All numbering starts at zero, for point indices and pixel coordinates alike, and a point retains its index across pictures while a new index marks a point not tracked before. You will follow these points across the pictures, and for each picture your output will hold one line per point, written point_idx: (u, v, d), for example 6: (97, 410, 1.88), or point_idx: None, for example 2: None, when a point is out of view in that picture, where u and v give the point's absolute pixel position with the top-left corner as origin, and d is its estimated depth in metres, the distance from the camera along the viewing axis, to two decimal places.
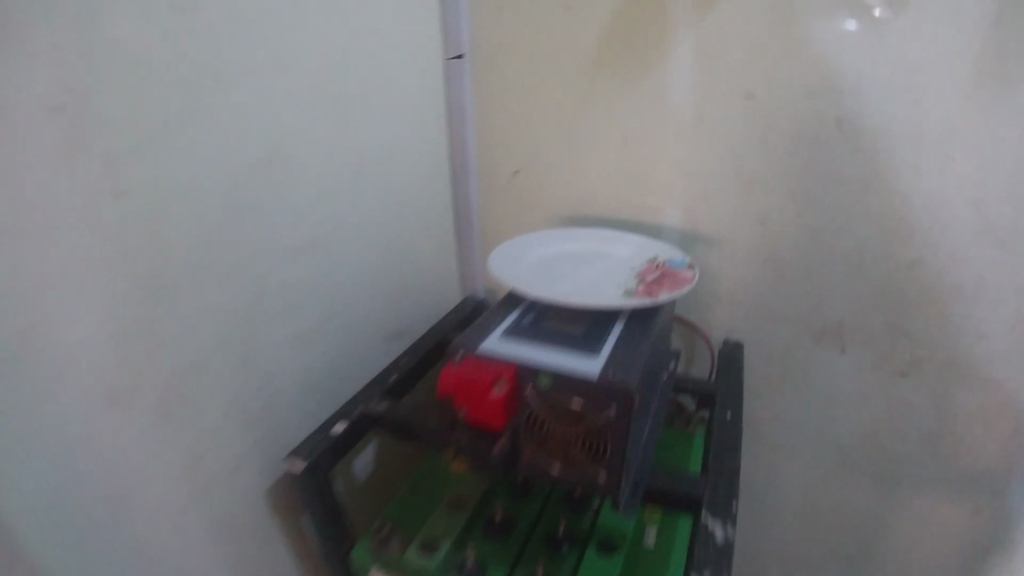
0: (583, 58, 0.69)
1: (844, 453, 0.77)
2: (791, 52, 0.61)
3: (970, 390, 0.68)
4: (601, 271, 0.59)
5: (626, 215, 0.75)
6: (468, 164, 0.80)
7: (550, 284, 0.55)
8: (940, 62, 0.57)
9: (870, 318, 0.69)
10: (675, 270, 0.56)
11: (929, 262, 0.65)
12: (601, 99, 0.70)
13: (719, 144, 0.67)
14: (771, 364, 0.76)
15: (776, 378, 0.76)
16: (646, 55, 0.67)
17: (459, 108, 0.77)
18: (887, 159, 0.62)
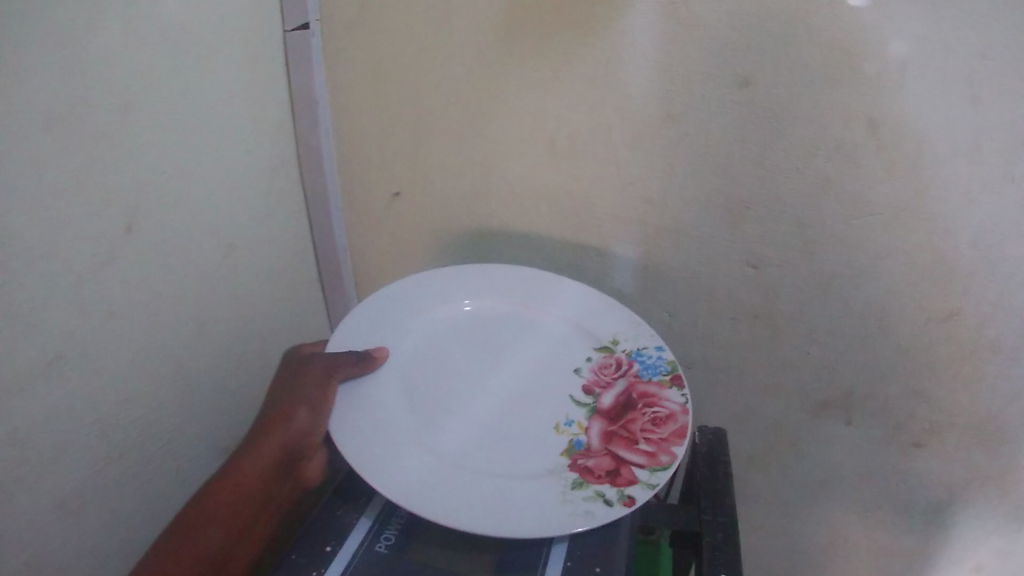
0: (491, 31, 0.48)
1: (845, 539, 0.60)
2: (800, 28, 0.42)
3: (1012, 466, 0.52)
4: (523, 382, 0.47)
5: (568, 243, 0.56)
6: (344, 175, 0.58)
7: (457, 442, 0.42)
8: (1015, 44, 0.39)
9: (883, 384, 0.51)
10: (643, 389, 0.45)
11: (968, 314, 0.47)
12: (521, 91, 0.50)
13: (690, 159, 0.48)
14: (754, 439, 0.58)
15: (760, 455, 0.58)
16: (585, 29, 0.46)
17: (321, 102, 0.55)
18: (928, 180, 0.44)
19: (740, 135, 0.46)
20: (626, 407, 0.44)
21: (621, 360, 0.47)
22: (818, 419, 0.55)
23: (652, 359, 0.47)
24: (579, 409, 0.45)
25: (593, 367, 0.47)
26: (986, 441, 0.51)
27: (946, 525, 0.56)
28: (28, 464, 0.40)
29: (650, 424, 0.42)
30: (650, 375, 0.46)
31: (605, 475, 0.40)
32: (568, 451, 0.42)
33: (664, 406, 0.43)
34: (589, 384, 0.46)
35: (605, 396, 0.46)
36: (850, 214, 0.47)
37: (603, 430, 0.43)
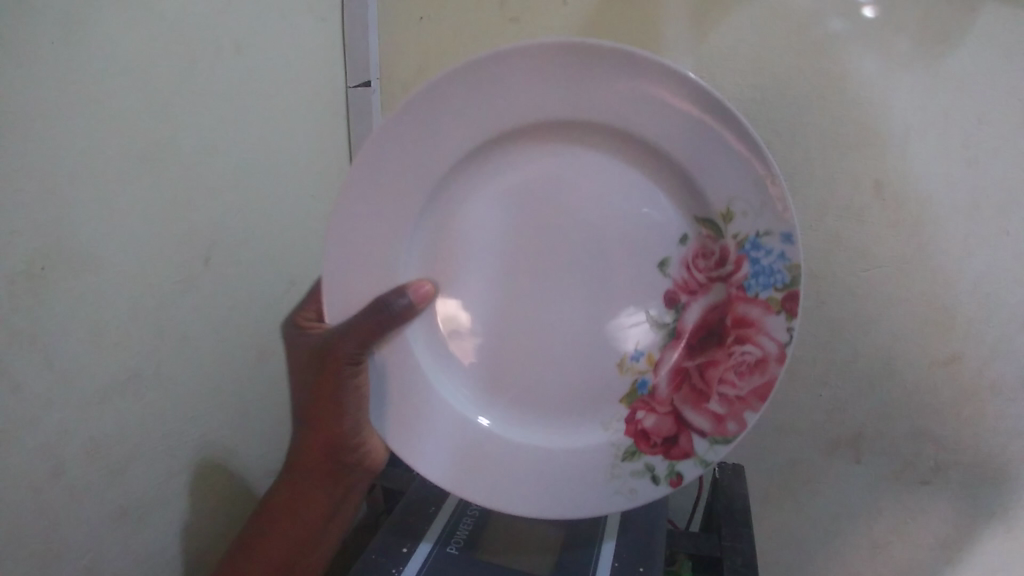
0: None
1: None
2: (814, 95, 0.49)
3: (1017, 507, 0.54)
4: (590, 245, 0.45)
5: None
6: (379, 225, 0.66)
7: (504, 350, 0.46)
8: (1004, 113, 0.45)
9: (891, 425, 0.55)
10: (743, 312, 0.42)
11: (969, 360, 0.51)
12: None
13: None
14: (768, 479, 0.61)
15: (775, 496, 0.61)
16: None
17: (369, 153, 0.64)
18: (932, 235, 0.49)
19: None
20: (715, 331, 0.43)
21: (724, 252, 0.43)
22: (828, 459, 0.58)
23: (767, 265, 0.41)
24: (661, 330, 0.46)
25: (687, 261, 0.44)
26: (990, 482, 0.54)
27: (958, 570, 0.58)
28: (99, 472, 0.44)
29: (731, 373, 0.42)
30: (759, 291, 0.41)
31: (660, 435, 0.44)
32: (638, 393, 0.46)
33: (757, 346, 0.41)
34: (677, 285, 0.45)
35: (692, 309, 0.45)
36: (859, 266, 0.51)
37: (677, 366, 0.45)
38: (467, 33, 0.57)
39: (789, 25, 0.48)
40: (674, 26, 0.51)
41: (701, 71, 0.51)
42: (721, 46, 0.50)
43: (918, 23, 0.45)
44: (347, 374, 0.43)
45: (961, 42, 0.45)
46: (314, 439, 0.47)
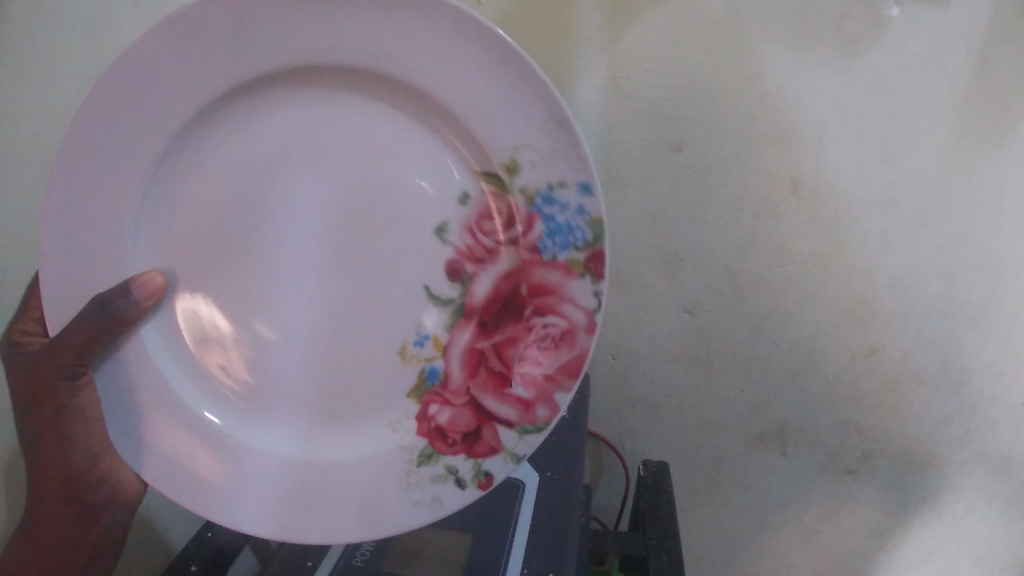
0: None
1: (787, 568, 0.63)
2: (727, 94, 0.49)
3: (937, 485, 0.57)
4: (239, 96, 0.38)
5: None
6: None
7: (426, 388, 0.42)
8: (921, 111, 0.47)
9: (817, 417, 0.56)
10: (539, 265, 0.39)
11: (890, 350, 0.53)
12: None
13: (628, 212, 0.54)
14: (697, 476, 0.60)
15: (703, 494, 0.60)
16: None
17: None
18: (849, 231, 0.51)
19: (677, 193, 0.52)
20: (512, 302, 0.40)
21: (494, 246, 0.41)
22: (754, 451, 0.58)
23: (563, 223, 0.38)
24: (445, 308, 0.42)
25: (470, 223, 0.41)
26: (913, 466, 0.56)
27: (891, 553, 0.60)
28: None
29: (537, 349, 0.39)
30: (557, 253, 0.38)
31: (458, 441, 0.40)
32: (453, 318, 0.42)
33: (562, 318, 0.39)
34: (461, 253, 0.41)
35: (481, 279, 0.41)
36: (780, 263, 0.52)
37: (492, 286, 0.41)
38: None
39: (701, 27, 0.48)
40: (589, 26, 0.50)
41: (617, 71, 0.50)
42: (635, 45, 0.49)
43: (831, 26, 0.46)
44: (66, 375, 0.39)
45: (878, 41, 0.46)
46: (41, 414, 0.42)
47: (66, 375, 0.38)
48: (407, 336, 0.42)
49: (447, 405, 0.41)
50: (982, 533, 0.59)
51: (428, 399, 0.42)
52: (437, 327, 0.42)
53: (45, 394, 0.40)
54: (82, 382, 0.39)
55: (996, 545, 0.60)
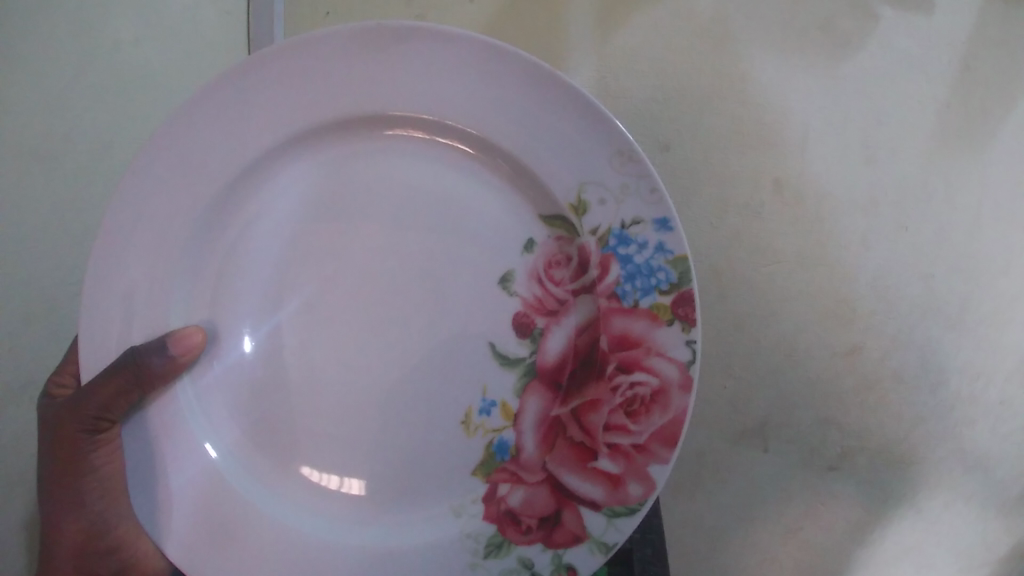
0: None
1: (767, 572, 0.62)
2: (716, 96, 0.51)
3: (915, 484, 0.58)
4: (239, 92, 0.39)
5: None
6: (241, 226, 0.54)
7: (494, 464, 0.44)
8: (901, 115, 0.51)
9: (798, 415, 0.56)
10: (623, 328, 0.41)
11: (871, 348, 0.54)
12: None
13: None
14: (678, 476, 0.60)
15: (684, 494, 0.60)
16: None
17: None
18: (831, 231, 0.52)
19: (662, 191, 0.53)
20: (595, 361, 0.42)
21: (564, 302, 0.44)
22: (737, 447, 0.58)
23: (642, 263, 0.40)
24: (516, 370, 0.44)
25: (540, 276, 0.44)
26: (894, 463, 0.57)
27: (872, 553, 0.60)
28: None
29: (622, 416, 0.41)
30: (642, 299, 0.41)
31: (536, 523, 0.42)
32: (525, 380, 0.44)
33: (650, 374, 0.41)
34: (530, 306, 0.44)
35: (555, 335, 0.44)
36: (762, 261, 0.53)
37: (569, 341, 0.44)
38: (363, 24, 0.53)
39: (690, 29, 0.50)
40: (580, 24, 0.51)
41: (605, 69, 0.51)
42: (624, 45, 0.50)
43: (818, 31, 0.50)
44: (87, 419, 0.42)
45: (864, 45, 0.50)
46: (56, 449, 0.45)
47: (90, 428, 0.43)
48: (472, 403, 0.45)
49: (522, 483, 0.43)
50: (959, 532, 0.60)
51: (504, 478, 0.44)
52: (507, 394, 0.45)
53: (69, 451, 0.44)
54: (106, 436, 0.43)
55: (972, 543, 0.61)
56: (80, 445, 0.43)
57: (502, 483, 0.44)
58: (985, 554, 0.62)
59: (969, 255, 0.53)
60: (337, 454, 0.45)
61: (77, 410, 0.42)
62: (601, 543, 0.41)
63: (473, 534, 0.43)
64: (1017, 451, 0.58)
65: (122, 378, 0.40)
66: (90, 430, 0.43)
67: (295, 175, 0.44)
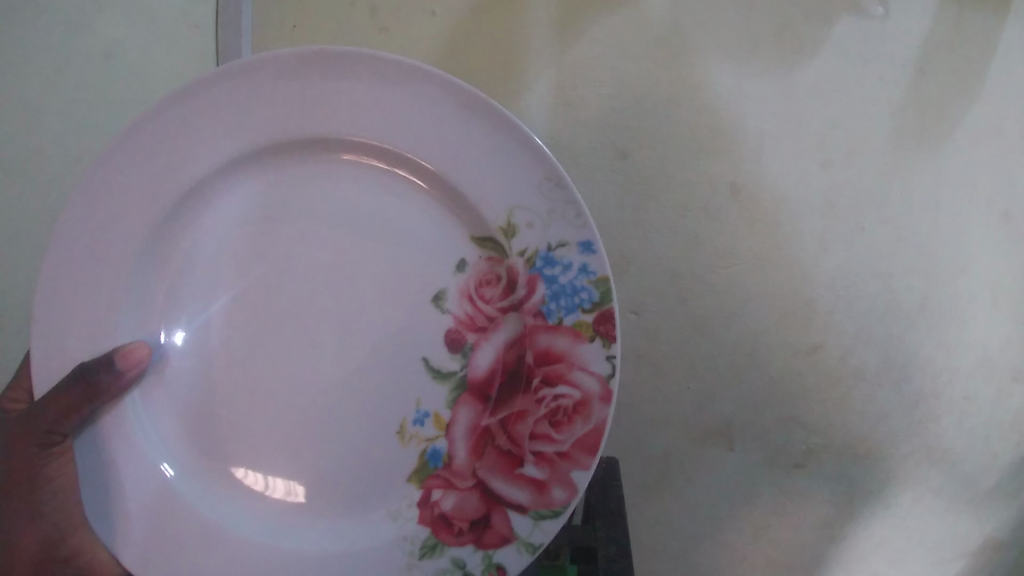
0: None
1: (735, 569, 0.63)
2: (673, 104, 0.52)
3: (880, 478, 0.59)
4: (193, 101, 0.40)
5: None
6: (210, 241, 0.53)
7: (428, 471, 0.45)
8: (854, 121, 0.52)
9: (762, 414, 0.57)
10: (547, 344, 0.43)
11: (831, 346, 0.56)
12: None
13: None
14: (644, 476, 0.60)
15: (650, 494, 0.61)
16: None
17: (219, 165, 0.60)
18: (788, 233, 0.54)
19: (620, 196, 0.54)
20: (522, 374, 0.44)
21: (495, 319, 0.45)
22: (702, 447, 0.59)
23: (566, 283, 0.42)
24: (448, 384, 0.46)
25: (471, 294, 0.45)
26: (859, 459, 0.59)
27: (839, 547, 0.62)
28: None
29: (546, 425, 0.43)
30: (564, 316, 0.43)
31: (466, 527, 0.43)
32: (456, 393, 0.46)
33: (573, 387, 0.42)
34: (462, 323, 0.46)
35: (484, 350, 0.45)
36: (719, 264, 0.55)
37: (498, 357, 0.45)
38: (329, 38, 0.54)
39: (646, 38, 0.51)
40: (540, 35, 0.52)
41: (565, 79, 0.52)
42: (583, 56, 0.52)
43: (772, 39, 0.51)
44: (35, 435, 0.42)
45: (817, 53, 0.51)
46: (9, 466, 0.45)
47: (40, 444, 0.42)
48: (407, 414, 0.46)
49: (453, 489, 0.44)
50: (927, 525, 0.62)
51: (435, 485, 0.45)
52: (439, 405, 0.46)
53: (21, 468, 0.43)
54: (57, 453, 0.42)
55: (938, 535, 0.63)
56: (29, 461, 0.42)
57: (434, 489, 0.44)
58: (952, 545, 0.64)
59: (925, 255, 0.55)
60: (307, 462, 0.45)
61: (26, 425, 0.42)
62: (528, 545, 0.42)
63: (406, 525, 0.44)
64: (979, 443, 0.60)
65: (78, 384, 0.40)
66: (41, 445, 0.42)
67: (232, 194, 0.45)
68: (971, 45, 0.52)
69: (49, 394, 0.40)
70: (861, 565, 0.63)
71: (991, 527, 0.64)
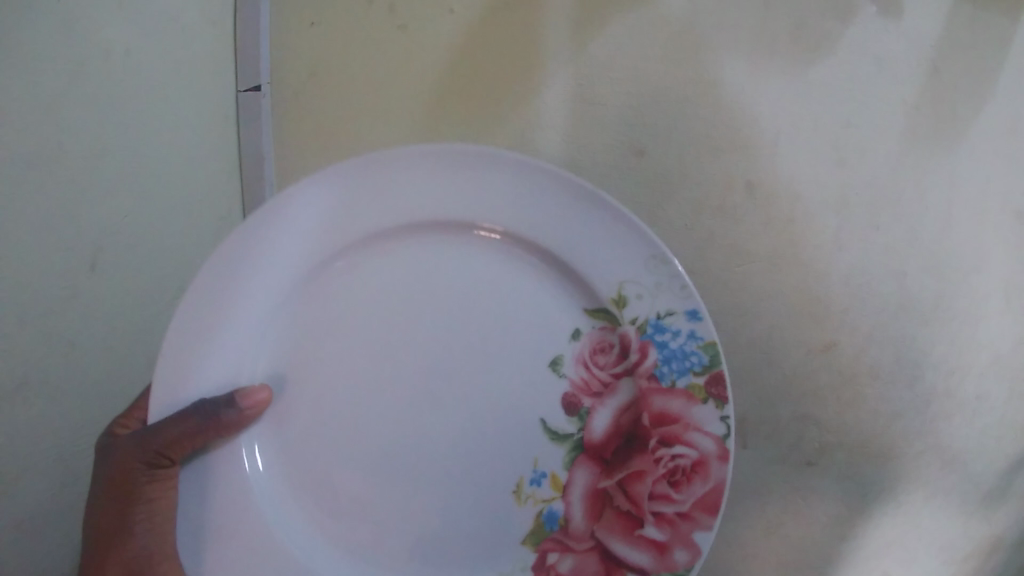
0: (414, 98, 0.55)
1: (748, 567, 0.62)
2: (689, 102, 0.52)
3: (893, 478, 0.59)
4: None
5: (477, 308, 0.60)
6: None
7: (546, 534, 0.48)
8: (871, 119, 0.53)
9: (775, 411, 0.57)
10: (662, 409, 0.46)
11: (845, 345, 0.56)
12: None
13: None
14: None
15: None
16: (496, 103, 0.54)
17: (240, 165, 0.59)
18: (802, 231, 0.54)
19: (635, 193, 0.54)
20: (637, 436, 0.47)
21: (609, 384, 0.48)
22: None
23: (676, 348, 0.46)
24: (564, 445, 0.48)
25: (585, 361, 0.48)
26: (872, 458, 0.58)
27: (854, 548, 0.61)
28: None
29: (666, 486, 0.46)
30: (676, 381, 0.46)
31: None
32: (572, 456, 0.48)
33: (689, 447, 0.45)
34: (577, 387, 0.48)
35: (600, 415, 0.48)
36: (733, 261, 0.55)
37: (614, 422, 0.48)
38: (350, 38, 0.54)
39: (662, 36, 0.51)
40: (557, 33, 0.52)
41: (582, 77, 0.53)
42: (600, 53, 0.52)
43: (786, 37, 0.51)
44: (149, 457, 0.46)
45: (833, 51, 0.52)
46: (108, 482, 0.48)
47: (150, 463, 0.46)
48: (524, 474, 0.48)
49: (571, 548, 0.47)
50: (940, 526, 0.62)
51: (551, 547, 0.47)
52: (556, 467, 0.48)
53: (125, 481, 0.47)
54: (164, 474, 0.46)
55: (951, 536, 0.62)
56: (136, 475, 0.46)
57: (549, 552, 0.47)
58: (965, 547, 0.63)
59: (940, 255, 0.55)
60: (357, 477, 0.48)
61: (142, 445, 0.46)
62: None
63: None
64: (994, 443, 0.60)
65: (200, 420, 0.45)
66: (148, 464, 0.46)
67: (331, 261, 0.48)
68: (983, 45, 0.52)
69: (172, 421, 0.45)
70: (875, 565, 0.62)
71: (1004, 527, 0.64)
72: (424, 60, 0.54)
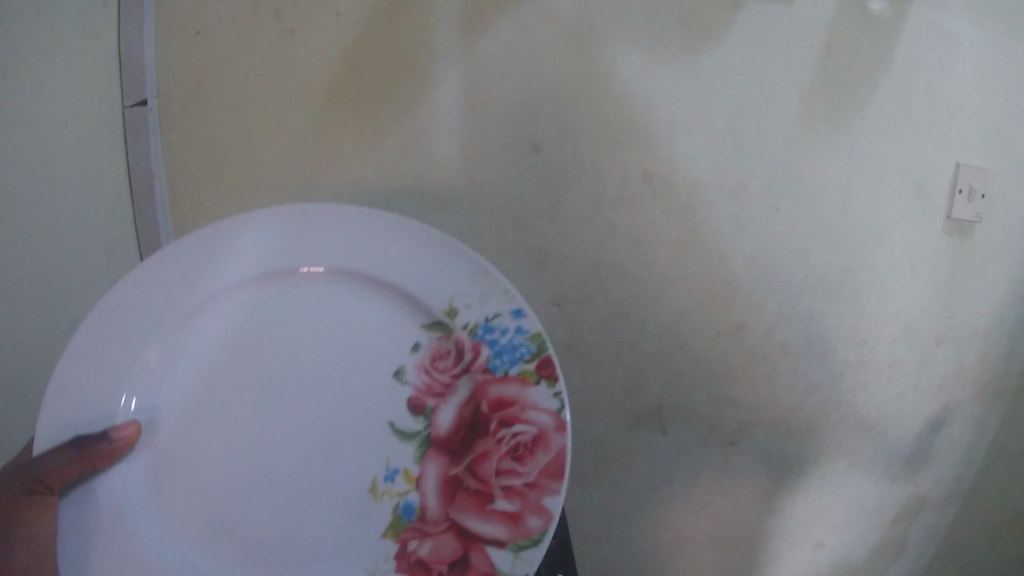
0: (303, 104, 0.53)
1: (681, 550, 0.62)
2: (584, 97, 0.53)
3: (810, 447, 0.61)
4: None
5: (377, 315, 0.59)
6: None
7: (403, 526, 0.41)
8: (763, 105, 0.54)
9: (692, 395, 0.58)
10: (499, 394, 0.41)
11: (754, 325, 0.57)
12: (324, 161, 0.54)
13: (487, 212, 0.55)
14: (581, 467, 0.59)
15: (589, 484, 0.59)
16: (384, 105, 0.53)
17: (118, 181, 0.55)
18: (702, 217, 0.55)
19: (535, 189, 0.54)
20: (478, 425, 0.41)
21: (449, 381, 0.43)
22: (635, 434, 0.58)
23: (506, 342, 0.41)
24: (411, 442, 0.42)
25: (422, 364, 0.43)
26: (788, 431, 0.60)
27: (781, 517, 0.63)
28: None
29: (509, 461, 0.40)
30: (506, 368, 0.41)
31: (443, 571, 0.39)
32: (420, 450, 0.42)
33: (528, 424, 0.40)
34: (419, 391, 0.43)
35: (443, 412, 0.42)
36: (637, 251, 0.55)
37: (456, 414, 0.42)
38: (234, 45, 0.52)
39: (556, 34, 0.51)
40: (444, 33, 0.52)
41: (471, 75, 0.52)
42: (488, 53, 0.52)
43: (679, 29, 0.52)
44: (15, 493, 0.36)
45: (722, 41, 0.53)
46: None
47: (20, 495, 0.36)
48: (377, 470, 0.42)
49: (428, 536, 0.40)
50: (857, 486, 0.65)
51: (410, 536, 0.40)
52: (406, 461, 0.42)
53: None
54: (38, 503, 0.36)
55: (867, 493, 0.66)
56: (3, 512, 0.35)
57: (409, 541, 0.40)
58: (880, 501, 0.67)
59: (838, 231, 0.57)
60: None
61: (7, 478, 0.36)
62: None
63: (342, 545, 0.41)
64: (895, 404, 0.64)
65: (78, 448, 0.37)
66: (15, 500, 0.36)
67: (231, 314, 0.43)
68: (863, 36, 0.55)
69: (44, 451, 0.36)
70: (799, 528, 0.64)
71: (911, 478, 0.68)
72: (313, 65, 0.52)
